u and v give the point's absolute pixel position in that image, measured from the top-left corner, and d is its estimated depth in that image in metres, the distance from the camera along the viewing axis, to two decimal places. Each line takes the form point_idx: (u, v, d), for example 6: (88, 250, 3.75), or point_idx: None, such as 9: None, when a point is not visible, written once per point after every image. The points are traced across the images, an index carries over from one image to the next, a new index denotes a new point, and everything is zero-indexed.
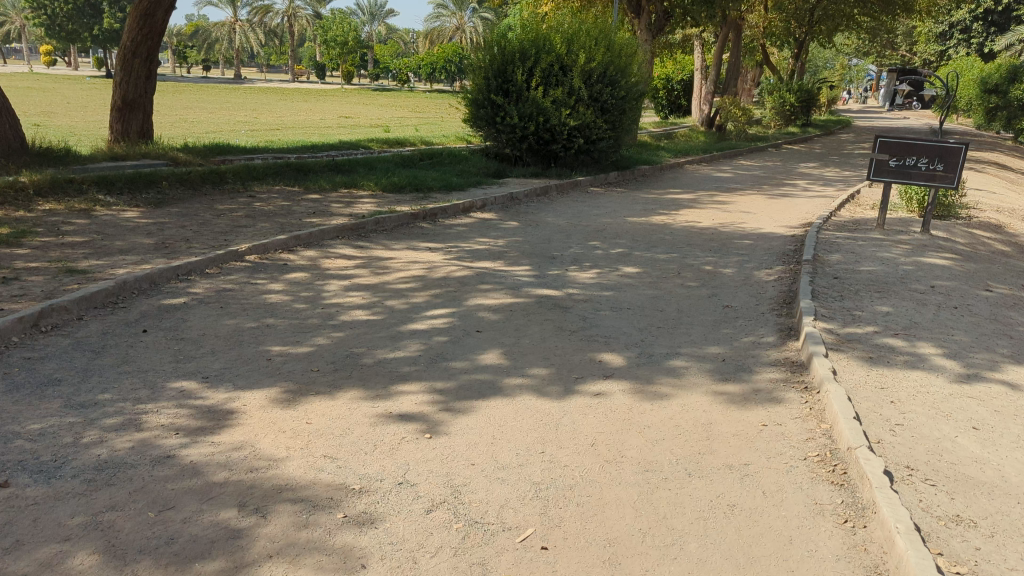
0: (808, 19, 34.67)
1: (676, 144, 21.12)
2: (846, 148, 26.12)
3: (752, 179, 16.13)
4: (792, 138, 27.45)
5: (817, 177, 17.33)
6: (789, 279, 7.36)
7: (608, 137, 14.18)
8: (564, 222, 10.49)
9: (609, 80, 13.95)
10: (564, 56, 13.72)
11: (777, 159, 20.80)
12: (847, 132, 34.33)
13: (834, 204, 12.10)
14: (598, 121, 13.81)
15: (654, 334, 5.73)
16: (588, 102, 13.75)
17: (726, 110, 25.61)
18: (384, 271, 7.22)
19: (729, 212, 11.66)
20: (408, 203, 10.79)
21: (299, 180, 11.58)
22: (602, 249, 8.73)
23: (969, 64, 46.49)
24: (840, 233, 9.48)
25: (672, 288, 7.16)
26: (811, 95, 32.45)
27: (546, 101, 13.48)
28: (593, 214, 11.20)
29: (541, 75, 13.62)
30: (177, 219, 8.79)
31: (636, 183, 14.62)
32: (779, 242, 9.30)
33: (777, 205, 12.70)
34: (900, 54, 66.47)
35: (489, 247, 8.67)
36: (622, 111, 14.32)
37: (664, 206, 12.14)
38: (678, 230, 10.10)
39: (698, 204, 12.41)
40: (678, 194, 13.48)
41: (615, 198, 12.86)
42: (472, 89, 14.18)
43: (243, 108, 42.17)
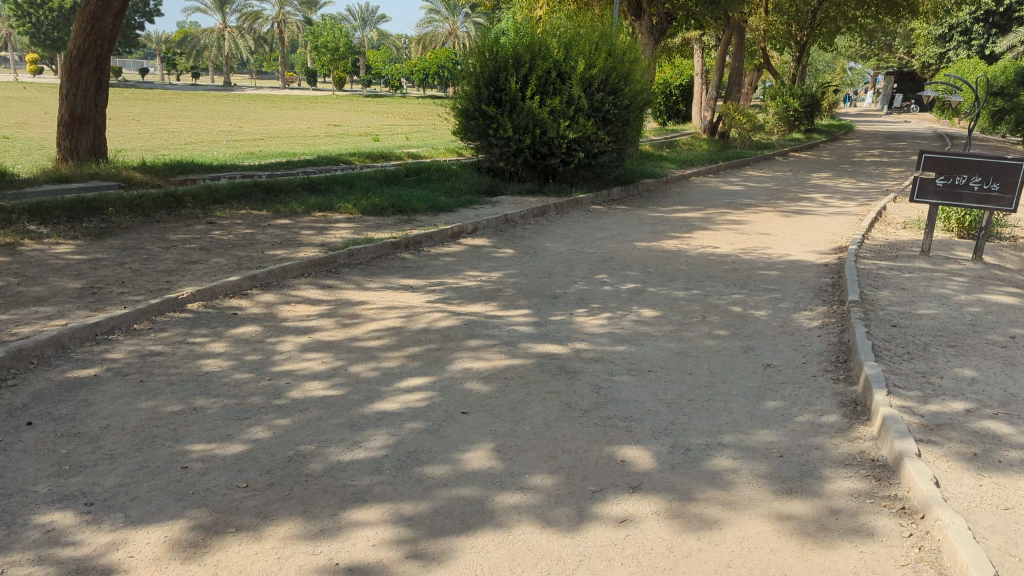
0: (810, 22, 33.60)
1: (679, 154, 20.00)
2: (855, 155, 25.07)
3: (765, 193, 15.00)
4: (797, 146, 26.39)
5: (833, 188, 16.22)
6: (836, 325, 6.20)
7: (611, 150, 13.02)
8: (565, 249, 9.33)
9: (611, 88, 12.78)
10: (562, 63, 12.57)
11: (787, 169, 19.69)
12: (852, 138, 33.27)
13: (863, 223, 10.98)
14: (600, 133, 12.64)
15: (688, 413, 4.54)
16: (589, 112, 12.58)
17: (730, 116, 24.65)
18: (353, 320, 6.02)
19: (747, 234, 10.53)
20: (390, 228, 9.62)
21: (268, 203, 10.39)
22: (611, 285, 7.56)
23: (972, 67, 45.62)
24: (881, 261, 8.34)
25: (698, 339, 5.98)
26: (814, 100, 31.45)
27: (543, 111, 12.32)
28: (597, 238, 10.04)
29: (536, 83, 12.46)
30: (119, 254, 7.61)
31: (641, 199, 13.47)
32: (812, 274, 8.14)
33: (798, 224, 11.57)
34: (899, 58, 65.67)
35: (481, 284, 7.49)
36: (625, 121, 13.14)
37: (674, 227, 10.99)
38: (695, 258, 8.94)
39: (711, 224, 11.26)
40: (687, 212, 12.33)
41: (620, 218, 11.71)
42: (461, 99, 13.01)
43: (230, 116, 41.06)
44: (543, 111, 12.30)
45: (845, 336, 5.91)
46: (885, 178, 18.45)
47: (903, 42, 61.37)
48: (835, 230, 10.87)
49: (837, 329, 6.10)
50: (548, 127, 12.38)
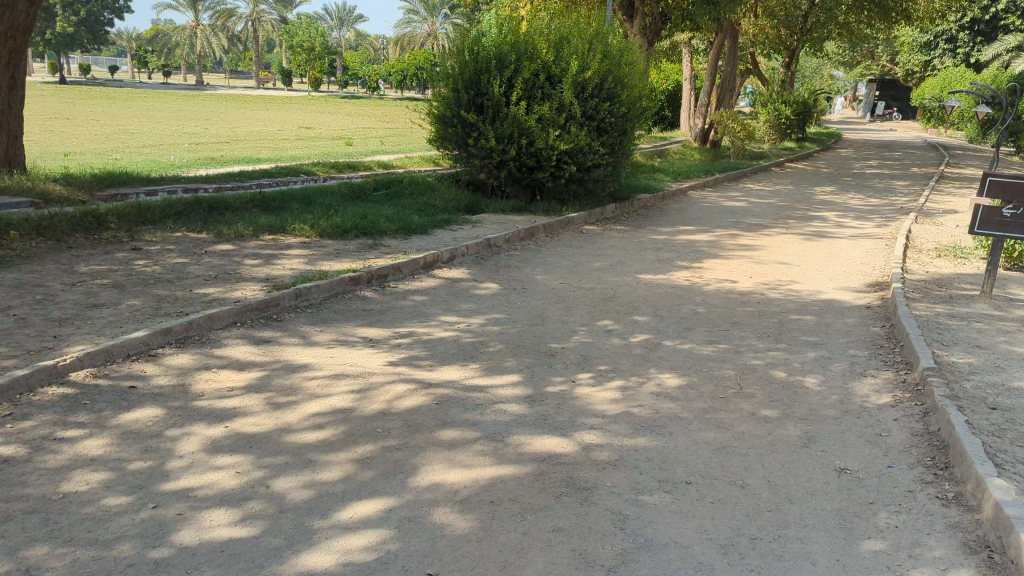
0: (800, 28, 32.46)
1: (672, 166, 18.73)
2: (852, 166, 23.93)
3: (771, 212, 13.69)
4: (792, 156, 25.22)
5: (841, 205, 14.97)
6: (913, 403, 4.84)
7: (605, 163, 11.66)
8: (558, 284, 7.94)
9: (607, 94, 11.42)
10: (551, 65, 11.19)
11: (786, 182, 18.47)
12: (843, 147, 32.22)
13: (896, 252, 9.69)
14: (594, 144, 11.29)
15: (755, 569, 3.14)
16: (582, 121, 11.21)
17: (723, 124, 23.49)
18: (290, 396, 4.58)
19: (766, 264, 9.20)
20: (352, 256, 8.19)
21: (210, 223, 8.91)
22: (618, 338, 6.18)
23: (960, 75, 44.86)
24: (936, 305, 7.02)
25: (742, 423, 4.59)
26: (806, 107, 30.36)
27: (531, 119, 10.92)
28: (594, 268, 8.66)
29: (522, 87, 11.07)
30: (9, 293, 6.12)
31: (637, 219, 12.13)
32: (857, 320, 6.80)
33: (819, 251, 10.26)
34: (881, 66, 65.07)
35: (459, 336, 6.06)
36: (622, 131, 11.79)
37: (681, 255, 9.63)
38: (712, 297, 7.58)
39: (722, 252, 9.92)
40: (692, 236, 11.00)
41: (618, 242, 10.37)
42: (438, 104, 11.59)
43: (198, 118, 39.26)
44: (531, 119, 10.90)
45: (932, 423, 4.55)
46: (893, 193, 17.22)
47: (887, 50, 60.59)
48: (865, 260, 9.57)
49: (916, 411, 4.74)
50: (535, 137, 10.99)
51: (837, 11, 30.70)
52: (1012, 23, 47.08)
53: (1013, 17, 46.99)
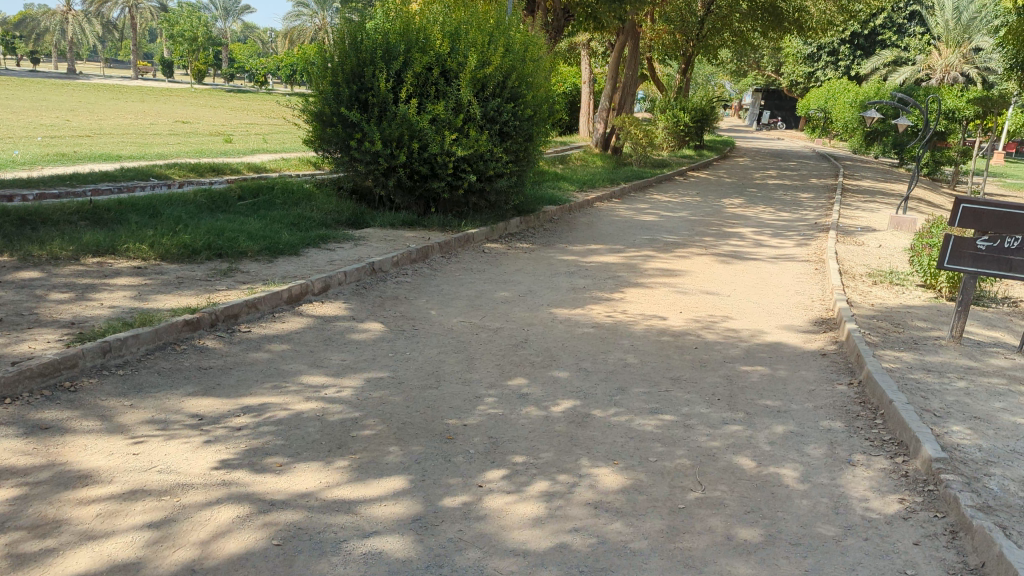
0: (695, 35, 31.99)
1: (576, 174, 17.61)
2: (753, 176, 23.47)
3: (685, 228, 12.64)
4: (692, 164, 24.59)
5: (753, 219, 14.13)
6: (931, 514, 3.64)
7: (509, 172, 10.31)
8: (457, 323, 6.51)
9: (510, 93, 10.06)
10: (446, 58, 9.76)
11: (693, 192, 17.63)
12: (739, 157, 31.99)
13: (831, 279, 8.69)
14: (496, 150, 9.92)
15: None
16: (482, 124, 9.82)
17: (624, 130, 22.57)
18: (46, 542, 2.98)
19: (694, 295, 8.02)
20: (199, 288, 6.53)
21: (16, 242, 7.05)
22: (535, 407, 4.79)
23: (843, 87, 45.98)
24: (902, 352, 5.94)
25: (717, 557, 3.27)
26: (704, 114, 29.99)
27: (424, 119, 9.45)
28: (499, 301, 7.27)
29: (414, 83, 9.60)
30: None
31: (543, 236, 10.84)
32: (817, 374, 5.65)
33: (746, 277, 9.19)
34: (767, 77, 66.54)
35: (325, 410, 4.54)
36: (527, 137, 10.45)
37: (597, 282, 8.36)
38: (642, 341, 6.29)
39: (643, 279, 8.71)
40: (605, 257, 9.78)
41: (525, 264, 9.03)
42: (315, 100, 9.98)
43: (60, 109, 35.86)
44: (423, 120, 9.43)
45: (968, 551, 3.35)
46: (800, 207, 16.55)
47: (773, 62, 61.76)
48: (799, 288, 8.53)
49: (939, 527, 3.54)
50: (429, 140, 9.54)
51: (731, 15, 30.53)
52: (888, 38, 50.38)
53: (890, 32, 50.04)
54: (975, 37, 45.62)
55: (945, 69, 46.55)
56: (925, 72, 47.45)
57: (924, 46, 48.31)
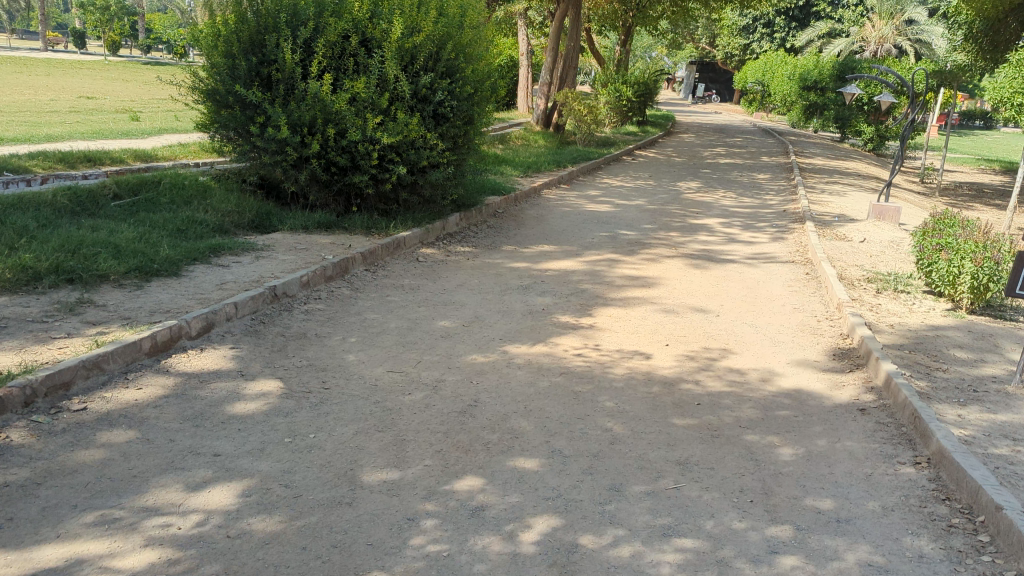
0: (635, 4, 30.39)
1: (519, 156, 16.02)
2: (702, 154, 22.21)
3: (646, 221, 11.20)
4: (639, 142, 23.22)
5: (716, 207, 12.80)
6: None
7: (446, 161, 8.70)
8: (384, 376, 4.93)
9: (446, 68, 8.41)
10: (367, 24, 8.05)
11: (645, 175, 16.23)
12: (682, 132, 30.80)
13: (832, 290, 7.35)
14: (430, 136, 8.27)
15: None
16: (412, 104, 8.16)
17: (568, 106, 20.99)
18: None
19: (677, 317, 6.57)
20: (30, 332, 4.78)
21: None
22: (499, 535, 3.24)
23: (779, 59, 45.31)
24: (966, 409, 4.58)
25: None
26: (647, 88, 28.67)
27: (341, 99, 7.76)
28: (439, 338, 5.70)
29: (328, 55, 7.90)
30: None
31: (487, 238, 9.27)
32: (867, 445, 4.24)
33: (730, 285, 7.79)
34: (700, 50, 65.71)
35: (174, 564, 2.92)
36: (467, 121, 8.83)
37: (559, 302, 6.84)
38: (629, 395, 4.80)
39: (611, 293, 7.23)
40: (563, 265, 8.29)
41: (469, 278, 7.47)
42: (207, 75, 8.18)
43: None
44: (341, 100, 7.75)
45: None
46: (761, 190, 15.30)
47: (708, 34, 60.75)
48: (797, 303, 7.17)
49: None
50: (348, 124, 7.85)
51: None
52: (822, 10, 50.00)
53: (823, 4, 49.60)
54: (908, 8, 45.20)
55: (880, 41, 45.55)
56: (861, 45, 46.24)
57: (858, 17, 47.70)
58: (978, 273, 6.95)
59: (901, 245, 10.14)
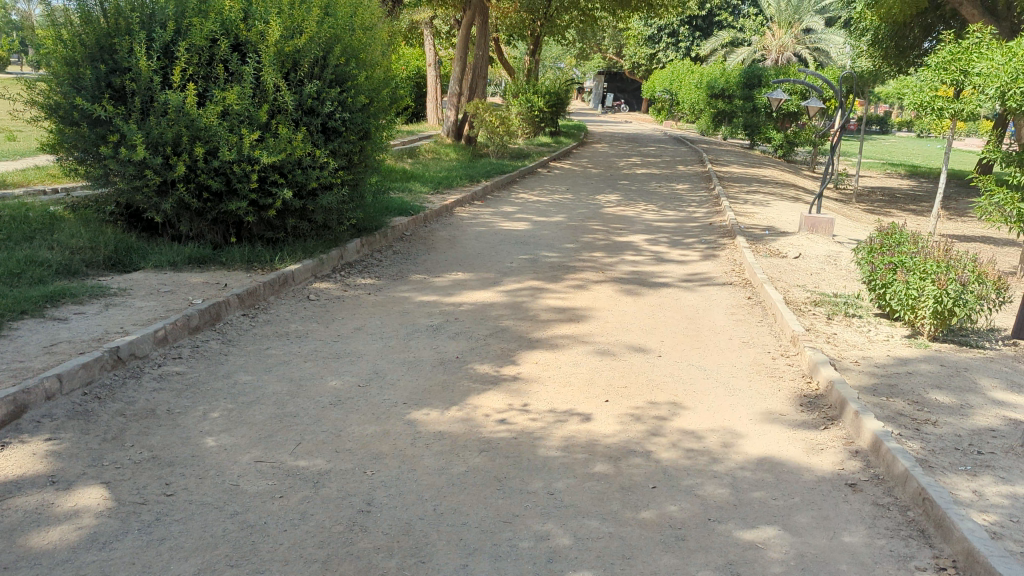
0: (543, 13, 29.65)
1: (429, 171, 14.93)
2: (619, 165, 21.54)
3: (568, 240, 10.27)
4: (553, 154, 22.41)
5: (640, 222, 11.99)
6: None
7: (341, 181, 7.57)
8: (252, 467, 3.80)
9: (336, 75, 7.30)
10: (239, 24, 6.89)
11: (562, 188, 15.35)
12: (596, 142, 30.22)
13: (783, 320, 6.53)
14: (319, 153, 7.14)
15: None
16: (297, 117, 7.02)
17: (479, 117, 20.00)
18: None
19: (616, 361, 5.61)
20: None
21: None
22: None
23: (686, 68, 45.46)
24: (977, 481, 3.73)
25: None
26: (559, 97, 27.97)
27: (210, 112, 6.57)
28: (328, 406, 4.59)
29: (193, 60, 6.70)
30: None
31: (392, 267, 8.17)
32: (872, 542, 3.33)
33: (668, 315, 6.91)
34: (606, 60, 65.79)
35: None
36: (363, 135, 7.73)
37: (476, 346, 5.80)
38: (568, 479, 3.79)
39: (536, 331, 6.23)
40: (479, 297, 7.26)
41: (371, 320, 6.38)
42: (45, 87, 6.85)
43: None
44: (209, 112, 6.56)
45: None
46: (682, 202, 14.61)
47: (615, 44, 60.86)
48: (747, 338, 6.31)
49: None
50: (220, 141, 6.67)
51: (573, 5, 27.56)
52: (723, 19, 50.55)
53: (725, 14, 50.13)
54: (806, 17, 45.95)
55: (780, 49, 46.07)
56: (763, 54, 46.75)
57: (759, 26, 48.25)
58: (941, 297, 6.22)
59: (839, 260, 9.49)
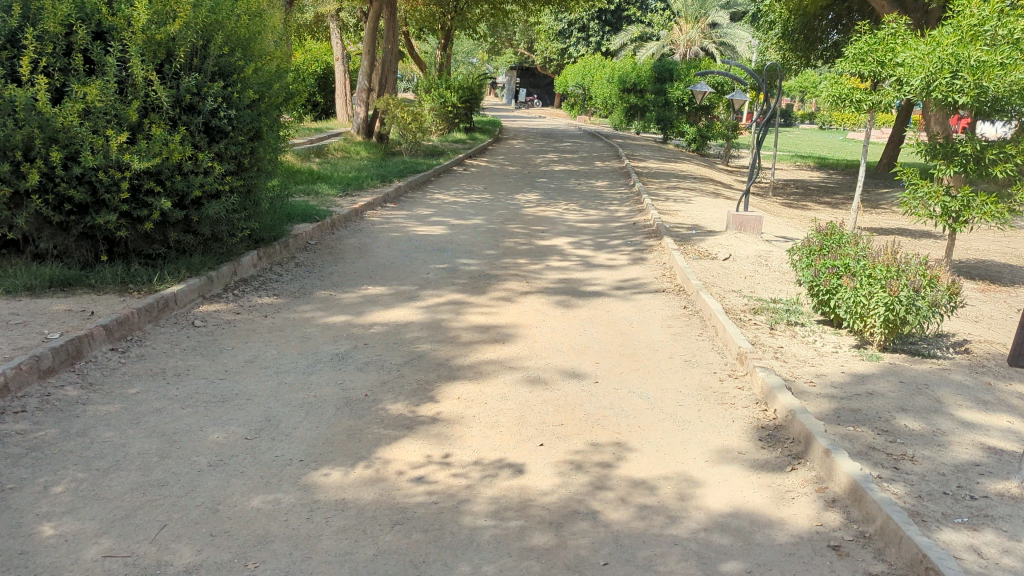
0: (452, 6, 28.78)
1: (337, 172, 13.99)
2: (535, 161, 20.94)
3: (488, 245, 9.56)
4: (469, 151, 21.66)
5: (562, 223, 11.37)
6: None
7: (230, 188, 6.66)
8: (99, 565, 2.98)
9: (219, 66, 6.40)
10: (101, 9, 5.94)
11: (479, 188, 14.62)
12: (511, 138, 29.59)
13: (727, 334, 5.96)
14: (202, 157, 6.24)
15: None
16: (173, 115, 6.10)
17: (390, 113, 19.09)
18: None
19: (548, 392, 4.92)
20: None
21: None
22: None
23: (597, 62, 45.29)
24: (979, 537, 3.20)
25: None
26: (473, 93, 27.25)
27: (66, 110, 5.62)
28: (207, 469, 3.78)
29: (45, 50, 5.74)
30: None
31: (293, 283, 7.31)
32: None
33: (602, 331, 6.27)
34: (517, 55, 65.27)
35: None
36: (254, 135, 6.83)
37: (388, 379, 5.03)
38: (501, 559, 3.10)
39: (457, 356, 5.50)
40: (390, 315, 6.49)
41: (266, 349, 5.53)
42: None
43: None
44: (66, 111, 5.61)
45: None
46: (603, 200, 14.07)
47: (525, 39, 60.32)
48: (690, 356, 5.71)
49: None
50: (81, 145, 5.72)
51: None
52: (632, 14, 50.59)
53: (634, 8, 50.17)
54: (710, 12, 45.95)
55: (688, 44, 45.81)
56: (671, 49, 46.85)
57: (666, 21, 48.36)
58: (893, 304, 5.75)
59: (771, 260, 9.03)
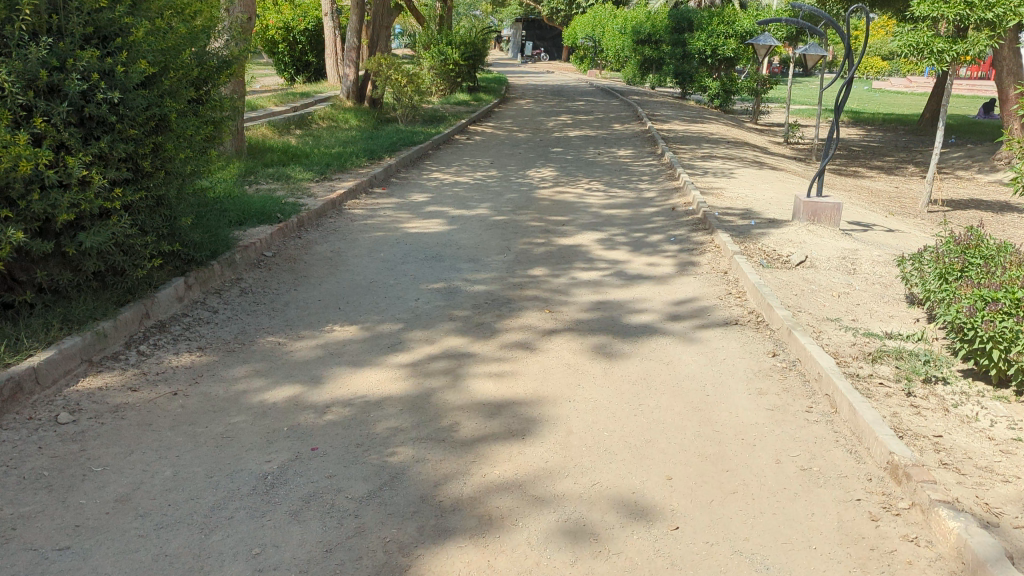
0: None
1: (318, 147, 11.96)
2: (547, 126, 18.79)
3: (496, 247, 7.56)
4: (472, 114, 19.50)
5: (585, 210, 9.34)
6: None
7: (128, 200, 4.63)
8: None
9: (92, 28, 4.30)
10: None
11: (485, 162, 12.55)
12: (519, 98, 27.35)
13: (858, 416, 3.97)
14: (74, 162, 4.20)
15: None
16: (24, 102, 4.05)
17: (382, 75, 16.83)
18: None
19: (603, 565, 2.97)
20: None
21: None
22: None
23: (608, 12, 42.61)
24: None
25: None
26: (478, 51, 24.87)
27: None
28: None
29: None
30: None
31: (231, 324, 5.34)
32: None
33: (665, 404, 4.29)
34: (522, 8, 62.25)
35: None
36: (156, 125, 4.76)
37: (339, 538, 3.08)
38: None
39: (452, 476, 3.53)
40: (356, 378, 4.53)
41: (157, 468, 3.56)
42: None
43: None
44: None
45: None
46: (630, 175, 11.99)
47: None
48: (809, 463, 3.73)
49: None
50: None
51: None
52: None
53: None
54: None
55: None
56: None
57: None
58: None
59: (860, 263, 7.00)
